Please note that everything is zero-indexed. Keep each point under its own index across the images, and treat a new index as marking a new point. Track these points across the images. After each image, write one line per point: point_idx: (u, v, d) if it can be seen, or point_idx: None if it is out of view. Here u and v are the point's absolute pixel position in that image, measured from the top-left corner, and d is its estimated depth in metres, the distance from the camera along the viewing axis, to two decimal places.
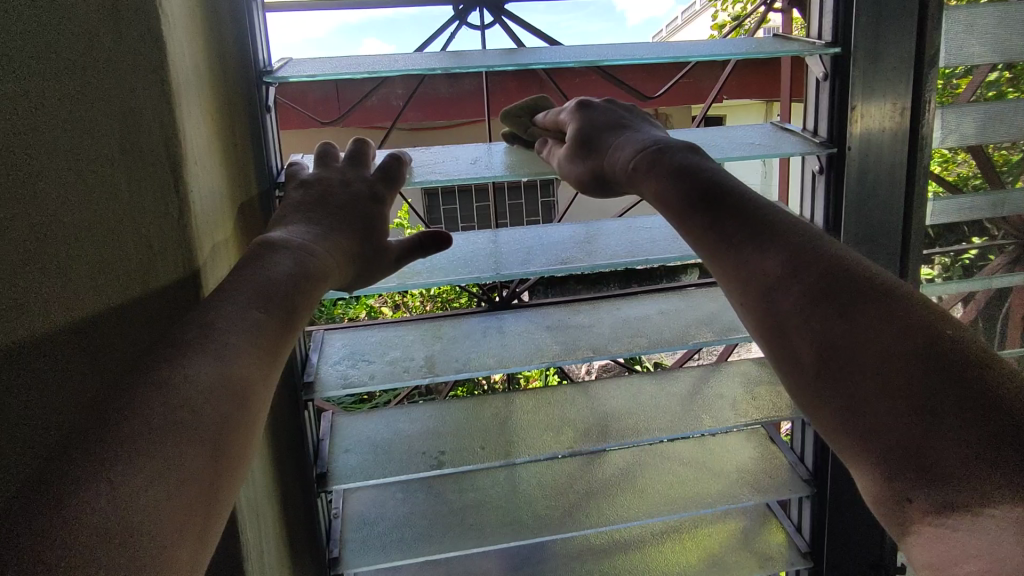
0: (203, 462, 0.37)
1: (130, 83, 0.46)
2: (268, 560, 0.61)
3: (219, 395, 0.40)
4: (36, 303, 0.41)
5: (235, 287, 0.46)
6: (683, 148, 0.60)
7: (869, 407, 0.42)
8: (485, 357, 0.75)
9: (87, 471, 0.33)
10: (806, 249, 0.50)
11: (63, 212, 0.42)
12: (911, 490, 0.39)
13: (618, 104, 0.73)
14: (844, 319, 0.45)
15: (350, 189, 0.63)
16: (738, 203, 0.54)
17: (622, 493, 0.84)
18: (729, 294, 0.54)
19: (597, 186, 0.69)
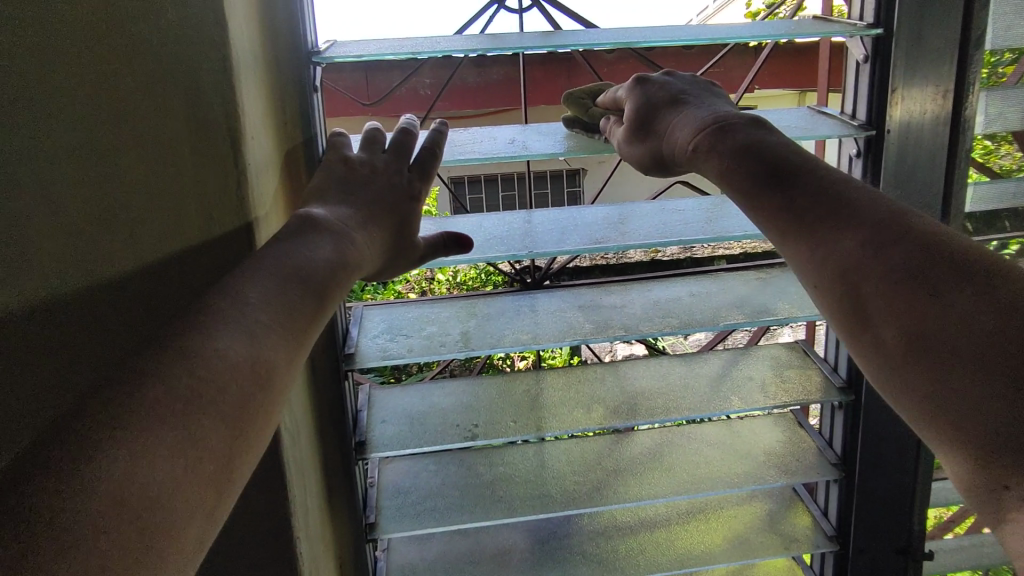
0: (220, 439, 0.38)
1: (196, 62, 0.49)
2: (312, 519, 0.65)
3: (244, 374, 0.40)
4: (105, 254, 0.48)
5: (268, 265, 0.47)
6: (750, 121, 0.60)
7: (947, 382, 0.39)
8: (518, 333, 0.77)
9: (104, 432, 0.34)
10: (884, 219, 0.46)
11: (129, 178, 0.48)
12: (1009, 477, 0.36)
13: (677, 78, 0.73)
14: (925, 293, 0.42)
15: (388, 180, 0.64)
16: (812, 178, 0.52)
17: (648, 472, 0.86)
18: (803, 278, 0.51)
19: (660, 166, 0.69)
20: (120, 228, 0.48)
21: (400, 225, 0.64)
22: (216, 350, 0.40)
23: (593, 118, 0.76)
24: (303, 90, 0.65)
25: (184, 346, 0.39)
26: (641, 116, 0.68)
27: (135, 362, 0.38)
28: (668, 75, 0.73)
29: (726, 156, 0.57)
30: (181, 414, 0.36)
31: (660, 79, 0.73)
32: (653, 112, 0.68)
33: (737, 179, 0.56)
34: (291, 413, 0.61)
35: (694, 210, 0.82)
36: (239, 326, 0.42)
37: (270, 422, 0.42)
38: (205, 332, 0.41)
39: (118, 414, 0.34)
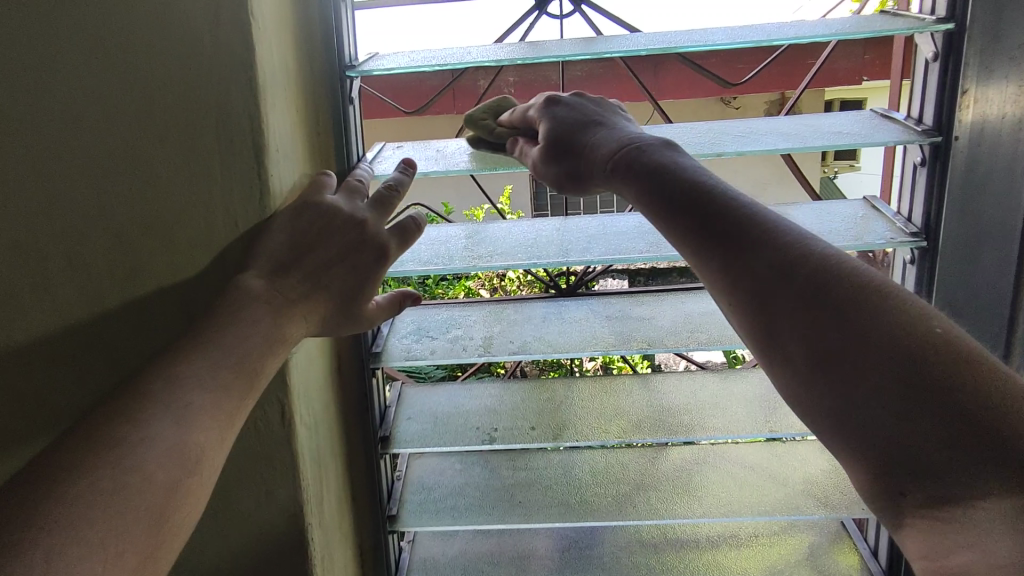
0: (143, 523, 0.42)
1: (227, 84, 0.54)
2: (330, 507, 0.69)
3: (172, 461, 0.45)
4: (149, 257, 0.57)
5: (208, 344, 0.51)
6: (661, 142, 0.59)
7: (844, 397, 0.42)
8: (540, 341, 0.77)
9: (20, 535, 0.37)
10: (789, 241, 0.47)
11: (169, 194, 0.56)
12: (905, 485, 0.39)
13: (587, 98, 0.71)
14: (819, 316, 0.44)
15: (347, 238, 0.58)
16: (724, 202, 0.51)
17: (673, 491, 0.83)
18: (716, 295, 0.51)
19: (577, 184, 0.67)
20: (159, 236, 0.56)
21: (350, 295, 0.59)
22: (139, 439, 0.44)
23: (499, 138, 0.74)
24: (336, 100, 0.68)
25: (113, 437, 0.44)
26: (555, 136, 0.67)
27: (61, 456, 0.42)
28: (578, 94, 0.72)
29: (642, 179, 0.56)
30: (95, 509, 0.40)
31: (574, 99, 0.71)
32: (565, 132, 0.67)
33: (651, 202, 0.55)
34: (309, 406, 0.64)
35: None
36: (168, 415, 0.46)
37: (192, 509, 0.46)
38: (134, 421, 0.45)
39: (36, 516, 0.38)
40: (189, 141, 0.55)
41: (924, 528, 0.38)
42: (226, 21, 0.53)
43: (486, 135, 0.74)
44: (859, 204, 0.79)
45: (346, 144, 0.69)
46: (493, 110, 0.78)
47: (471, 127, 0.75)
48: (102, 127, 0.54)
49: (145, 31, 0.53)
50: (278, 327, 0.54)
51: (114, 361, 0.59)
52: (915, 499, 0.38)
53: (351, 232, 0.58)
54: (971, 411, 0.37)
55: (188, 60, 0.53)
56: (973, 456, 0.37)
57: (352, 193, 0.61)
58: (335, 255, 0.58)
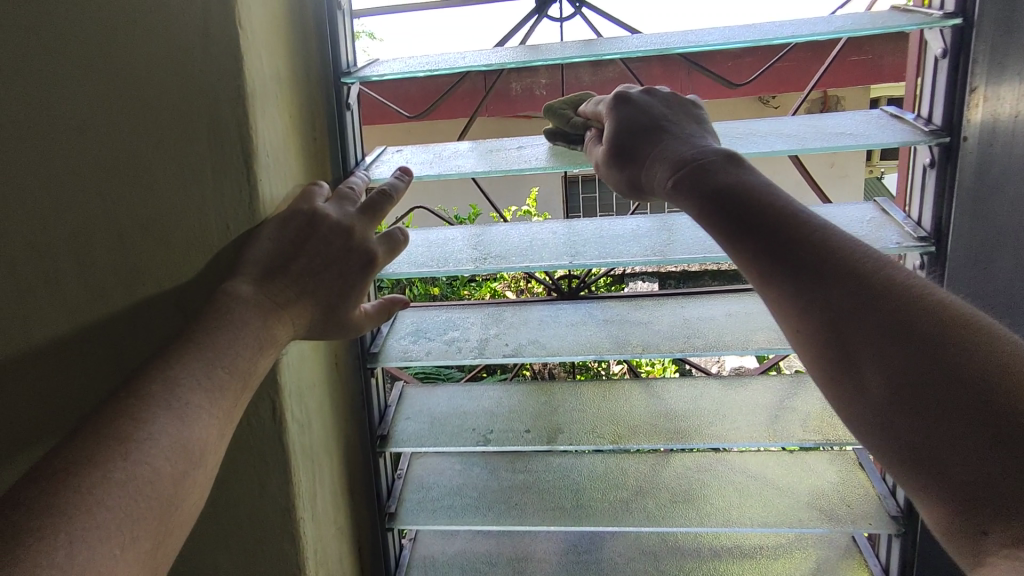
0: (152, 512, 0.45)
1: (218, 93, 0.56)
2: (324, 502, 0.71)
3: (177, 457, 0.48)
4: (149, 258, 0.60)
5: (205, 347, 0.53)
6: (726, 156, 0.57)
7: (924, 431, 0.43)
8: (536, 344, 0.77)
9: (44, 521, 0.40)
10: (865, 270, 0.48)
11: (167, 198, 0.59)
12: (989, 523, 0.39)
13: (658, 96, 0.68)
14: (899, 350, 0.45)
15: (333, 247, 0.59)
16: (798, 227, 0.51)
17: (672, 500, 0.82)
18: (783, 323, 0.51)
19: (636, 190, 0.65)
20: (158, 238, 0.60)
21: (334, 302, 0.60)
22: (147, 435, 0.47)
23: (576, 129, 0.74)
24: (332, 105, 0.70)
25: (117, 430, 0.46)
26: (619, 142, 0.64)
27: (72, 449, 0.45)
28: (648, 93, 0.69)
29: (707, 198, 0.54)
30: (114, 498, 0.43)
31: (642, 96, 0.68)
32: (628, 137, 0.64)
33: (720, 223, 0.53)
34: (302, 403, 0.66)
35: None
36: (171, 414, 0.49)
37: (194, 502, 0.49)
38: (138, 418, 0.48)
39: (58, 503, 0.41)
40: (183, 147, 0.58)
41: (1004, 564, 0.37)
42: (218, 34, 0.55)
43: (565, 126, 0.74)
44: (867, 207, 0.76)
45: (342, 147, 0.72)
46: (575, 104, 0.78)
47: (552, 117, 0.75)
48: (109, 134, 0.58)
49: (145, 45, 0.56)
50: (266, 324, 0.56)
51: (119, 357, 0.62)
52: (997, 538, 0.39)
53: (337, 241, 0.59)
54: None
55: (183, 69, 0.56)
56: None
57: (341, 200, 0.62)
58: (321, 263, 0.59)
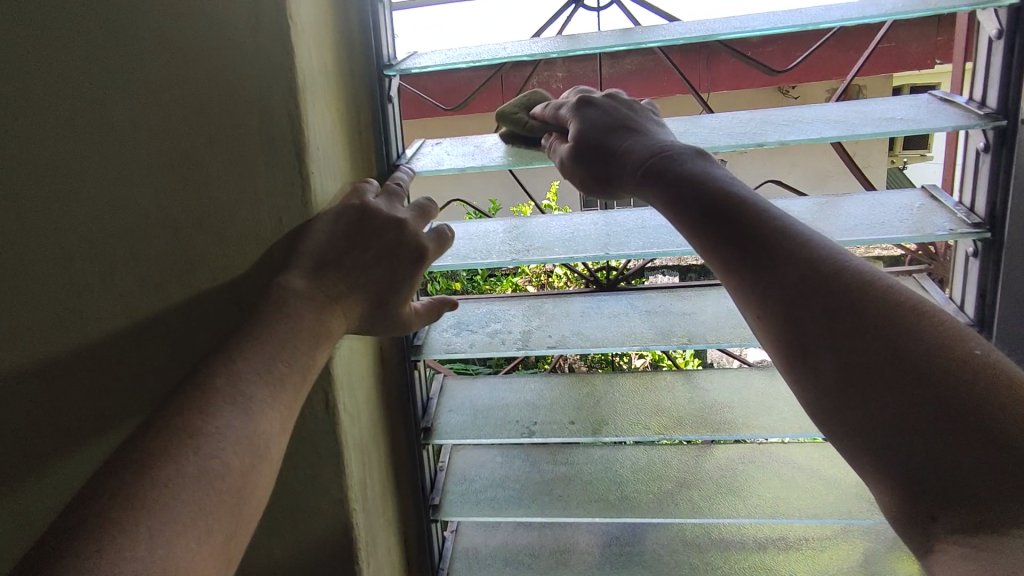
0: (223, 508, 0.46)
1: (270, 88, 0.57)
2: (373, 494, 0.72)
3: (244, 451, 0.49)
4: (203, 254, 0.61)
5: (265, 341, 0.54)
6: (691, 150, 0.58)
7: (875, 421, 0.42)
8: (579, 336, 0.77)
9: (126, 512, 0.41)
10: (821, 257, 0.47)
11: (220, 195, 0.59)
12: (937, 509, 0.39)
13: (621, 98, 0.69)
14: (854, 341, 0.43)
15: (383, 242, 0.59)
16: (757, 213, 0.50)
17: (717, 491, 0.82)
18: (743, 307, 0.50)
19: (606, 186, 0.64)
20: (212, 234, 0.60)
21: (384, 298, 0.60)
22: (215, 429, 0.48)
23: (532, 132, 0.73)
24: (375, 100, 0.70)
25: (188, 424, 0.48)
26: (586, 138, 0.64)
27: (148, 442, 0.46)
28: (610, 97, 0.69)
29: (673, 189, 0.55)
30: (187, 491, 0.44)
31: (605, 99, 0.68)
32: (593, 134, 0.64)
33: (682, 212, 0.53)
34: (352, 395, 0.67)
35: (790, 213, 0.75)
36: (237, 409, 0.50)
37: (261, 495, 0.50)
38: (207, 413, 0.49)
39: (139, 494, 0.42)
40: (237, 143, 0.58)
41: (955, 551, 0.38)
42: (269, 30, 0.56)
43: (520, 129, 0.73)
44: (916, 194, 0.75)
45: (386, 141, 0.71)
46: (523, 104, 0.77)
47: (505, 122, 0.74)
48: (162, 134, 0.58)
49: (198, 43, 0.56)
50: (321, 318, 0.57)
51: (177, 353, 0.64)
52: (945, 526, 0.39)
53: (387, 237, 0.59)
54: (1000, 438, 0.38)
55: (235, 65, 0.57)
56: (1006, 480, 0.38)
57: (391, 197, 0.62)
58: (373, 257, 0.59)
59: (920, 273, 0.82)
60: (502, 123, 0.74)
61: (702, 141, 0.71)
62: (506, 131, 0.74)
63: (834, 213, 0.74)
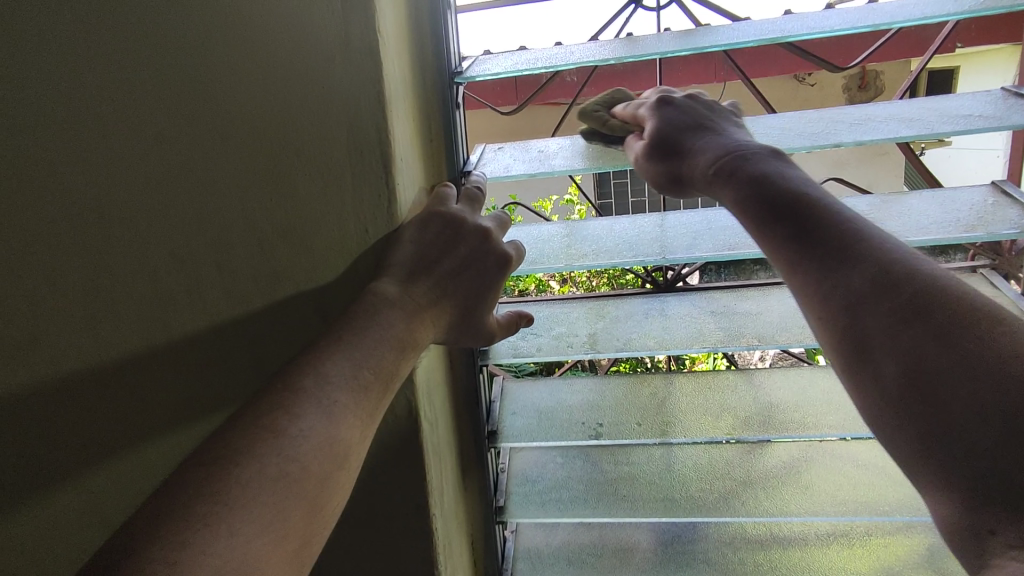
0: (298, 511, 0.46)
1: (357, 98, 0.57)
2: (447, 497, 0.72)
3: (323, 456, 0.48)
4: (287, 263, 0.61)
5: (354, 346, 0.54)
6: (766, 153, 0.60)
7: (937, 420, 0.42)
8: (645, 338, 0.78)
9: (209, 508, 0.41)
10: (891, 259, 0.48)
11: (305, 204, 0.60)
12: (997, 523, 0.39)
13: (700, 99, 0.72)
14: (924, 344, 0.44)
15: (465, 252, 0.61)
16: (831, 215, 0.53)
17: (782, 488, 0.82)
18: (807, 310, 0.52)
19: (671, 182, 0.68)
20: (296, 243, 0.61)
21: (471, 306, 0.62)
22: (299, 432, 0.48)
23: (612, 130, 0.74)
24: (445, 107, 0.70)
25: (274, 424, 0.48)
26: (662, 137, 0.67)
27: (238, 440, 0.46)
28: (692, 97, 0.72)
29: (744, 188, 0.57)
30: (266, 493, 0.44)
31: (685, 99, 0.72)
32: (670, 133, 0.67)
33: (757, 211, 0.56)
34: (430, 401, 0.68)
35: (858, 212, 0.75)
36: (320, 412, 0.50)
37: (335, 504, 0.50)
38: (292, 414, 0.49)
39: (220, 493, 0.42)
40: (324, 154, 0.59)
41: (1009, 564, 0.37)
42: (357, 38, 0.56)
43: (601, 126, 0.74)
44: (985, 190, 0.75)
45: (455, 149, 0.71)
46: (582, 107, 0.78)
47: (586, 118, 0.75)
48: (247, 143, 0.58)
49: (285, 53, 0.57)
50: (410, 326, 0.57)
51: (258, 360, 0.64)
52: (1004, 538, 0.38)
53: (471, 248, 0.61)
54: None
55: (323, 76, 0.57)
56: None
57: (472, 202, 0.64)
58: (460, 265, 0.61)
59: (984, 268, 0.83)
60: (583, 120, 0.75)
61: (775, 143, 0.71)
62: (585, 128, 0.75)
63: (904, 211, 0.74)
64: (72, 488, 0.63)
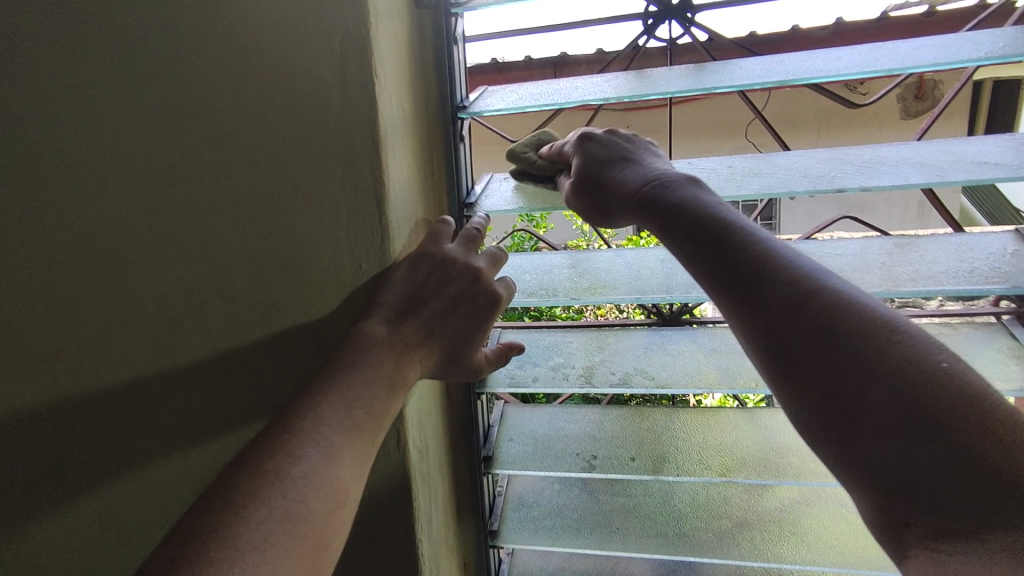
0: (308, 548, 0.47)
1: (354, 140, 0.59)
2: (437, 522, 0.74)
3: (327, 494, 0.51)
4: (287, 293, 0.64)
5: (346, 384, 0.57)
6: (685, 179, 0.60)
7: (851, 427, 0.44)
8: (643, 373, 0.78)
9: (224, 553, 0.44)
10: (801, 277, 0.49)
11: (304, 239, 0.63)
12: (909, 516, 0.41)
13: (620, 133, 0.70)
14: (834, 356, 0.45)
15: (453, 288, 0.63)
16: (745, 239, 0.53)
17: (781, 532, 0.81)
18: (734, 329, 0.52)
19: (605, 217, 0.67)
20: (297, 275, 0.64)
21: (460, 343, 0.65)
22: (300, 473, 0.50)
23: (542, 171, 0.73)
24: (447, 141, 0.72)
25: (270, 465, 0.50)
26: (586, 176, 0.66)
27: (233, 480, 0.49)
28: (609, 130, 0.71)
29: (666, 220, 0.58)
30: (277, 534, 0.46)
31: (607, 134, 0.70)
32: (596, 173, 0.66)
33: (682, 241, 0.56)
34: (421, 430, 0.69)
35: (868, 255, 0.73)
36: (320, 453, 0.52)
37: (342, 539, 0.52)
38: (287, 453, 0.51)
39: (232, 538, 0.45)
40: (324, 192, 0.61)
41: (927, 557, 0.40)
42: (355, 84, 0.58)
43: (530, 167, 0.73)
44: (1007, 236, 0.71)
45: (457, 185, 0.73)
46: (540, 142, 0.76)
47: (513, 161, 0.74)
48: (254, 181, 0.61)
49: (287, 97, 0.59)
50: (398, 365, 0.59)
51: (260, 383, 0.68)
52: (919, 532, 0.40)
53: (462, 289, 0.63)
54: (973, 450, 0.40)
55: (323, 118, 0.59)
56: (988, 497, 0.39)
57: (468, 242, 0.66)
58: (449, 304, 0.63)
59: (1007, 316, 0.80)
60: (511, 161, 0.73)
61: (778, 184, 0.69)
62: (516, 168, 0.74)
63: (917, 256, 0.71)
64: (92, 498, 0.69)
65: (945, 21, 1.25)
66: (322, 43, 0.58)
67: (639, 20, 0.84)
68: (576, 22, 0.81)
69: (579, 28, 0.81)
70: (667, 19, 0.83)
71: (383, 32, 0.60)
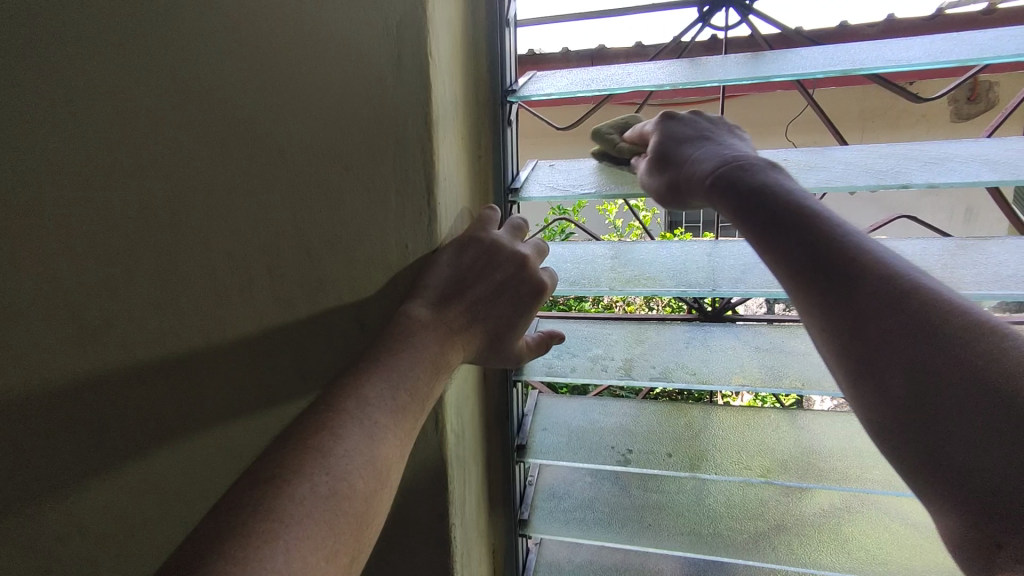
0: (349, 527, 0.48)
1: (406, 118, 0.59)
2: (470, 508, 0.74)
3: (369, 474, 0.51)
4: (332, 271, 0.65)
5: (391, 365, 0.57)
6: (766, 163, 0.59)
7: (928, 430, 0.43)
8: (683, 369, 0.76)
9: (266, 525, 0.44)
10: (890, 275, 0.47)
11: (351, 217, 0.63)
12: (1003, 539, 0.38)
13: (701, 116, 0.71)
14: (916, 356, 0.44)
15: (498, 275, 0.63)
16: (832, 232, 0.51)
17: (819, 538, 0.79)
18: (818, 331, 0.51)
19: (674, 199, 0.66)
20: (343, 253, 0.64)
21: (501, 331, 0.64)
22: (343, 451, 0.50)
23: (623, 154, 0.74)
24: (495, 124, 0.71)
25: (315, 442, 0.50)
26: (662, 156, 0.67)
27: (279, 455, 0.49)
28: (694, 114, 0.71)
29: (745, 203, 0.56)
30: (319, 511, 0.46)
31: (687, 116, 0.70)
32: (670, 153, 0.66)
33: (761, 231, 0.54)
34: (458, 415, 0.69)
35: (929, 255, 0.69)
36: (363, 432, 0.52)
37: (379, 521, 0.52)
38: (332, 431, 0.51)
39: (276, 510, 0.45)
40: (374, 171, 0.61)
41: None
42: (409, 61, 0.57)
43: (611, 149, 0.75)
44: None
45: (503, 171, 0.72)
46: (621, 126, 0.78)
47: (597, 141, 0.76)
48: (305, 158, 0.62)
49: (341, 75, 0.59)
50: (441, 349, 0.59)
51: (301, 360, 0.69)
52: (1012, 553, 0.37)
53: (506, 277, 0.63)
54: None
55: (376, 96, 0.59)
56: None
57: (514, 230, 0.66)
58: (494, 291, 0.63)
59: None
60: (594, 142, 0.76)
61: (837, 179, 0.66)
62: (596, 150, 0.76)
63: (980, 260, 0.68)
64: (136, 466, 0.70)
65: (1006, 18, 1.19)
66: (376, 18, 0.57)
67: (694, 8, 0.82)
68: (628, 8, 0.80)
69: (632, 13, 0.79)
70: (724, 5, 0.81)
71: (438, 9, 0.59)
